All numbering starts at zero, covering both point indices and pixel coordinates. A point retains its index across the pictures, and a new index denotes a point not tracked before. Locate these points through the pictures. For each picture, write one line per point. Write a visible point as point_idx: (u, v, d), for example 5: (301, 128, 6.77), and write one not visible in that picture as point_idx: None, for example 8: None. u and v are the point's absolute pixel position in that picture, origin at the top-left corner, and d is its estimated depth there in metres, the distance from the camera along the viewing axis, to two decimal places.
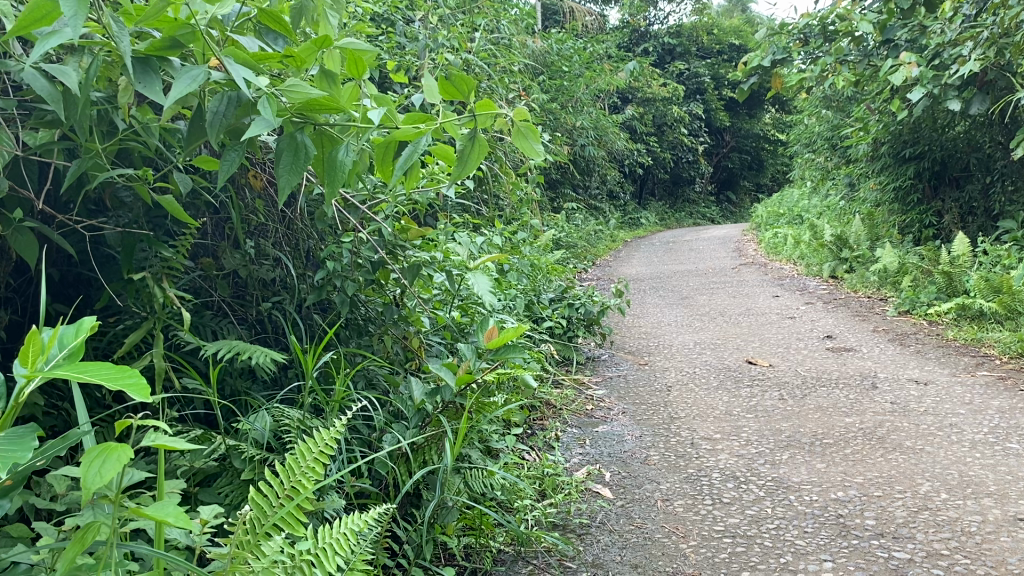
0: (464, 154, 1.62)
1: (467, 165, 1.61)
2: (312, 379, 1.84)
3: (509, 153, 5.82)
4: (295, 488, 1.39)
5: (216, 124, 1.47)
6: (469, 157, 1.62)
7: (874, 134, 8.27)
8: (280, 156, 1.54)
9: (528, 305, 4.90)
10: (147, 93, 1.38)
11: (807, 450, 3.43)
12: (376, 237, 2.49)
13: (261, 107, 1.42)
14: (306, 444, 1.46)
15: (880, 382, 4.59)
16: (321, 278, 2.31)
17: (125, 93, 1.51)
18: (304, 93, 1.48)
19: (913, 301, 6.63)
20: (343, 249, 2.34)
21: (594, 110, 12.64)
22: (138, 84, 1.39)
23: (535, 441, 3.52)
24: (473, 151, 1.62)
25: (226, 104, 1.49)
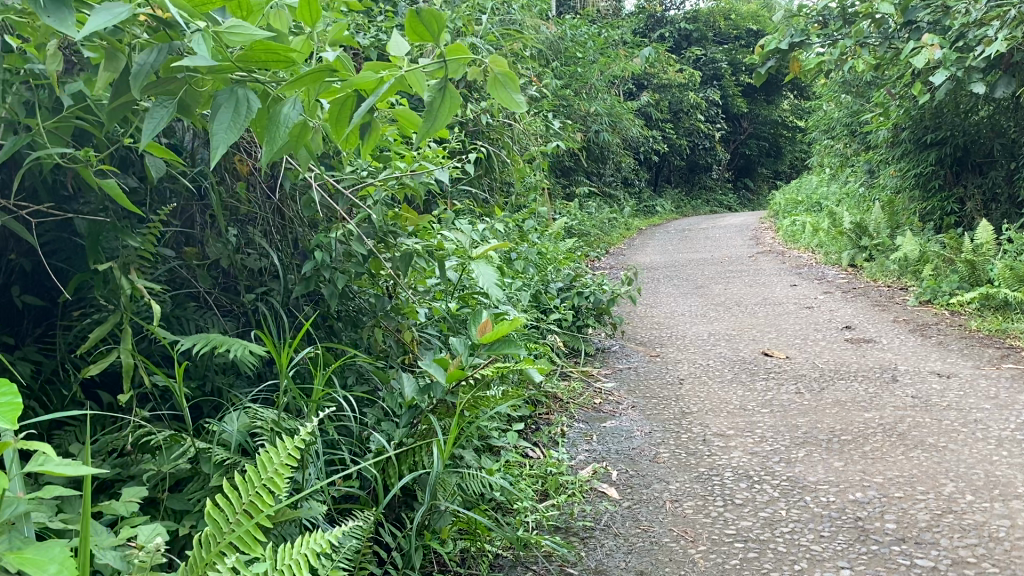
0: (432, 107, 1.36)
1: (435, 122, 1.36)
2: (287, 376, 1.71)
3: (518, 139, 5.68)
4: (253, 503, 1.32)
5: (142, 74, 1.28)
6: (437, 111, 1.36)
7: (894, 119, 8.06)
8: (214, 112, 1.28)
9: (536, 295, 4.76)
10: (57, 28, 1.12)
11: (824, 447, 3.29)
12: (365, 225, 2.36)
13: (196, 46, 1.21)
14: (267, 455, 1.40)
15: (900, 374, 4.42)
16: (308, 268, 2.17)
17: (52, 60, 1.37)
18: (245, 33, 1.28)
19: (934, 290, 6.45)
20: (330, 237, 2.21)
21: (609, 96, 12.44)
22: (47, 17, 1.13)
23: (540, 437, 3.40)
24: (443, 104, 1.37)
25: (158, 55, 1.30)
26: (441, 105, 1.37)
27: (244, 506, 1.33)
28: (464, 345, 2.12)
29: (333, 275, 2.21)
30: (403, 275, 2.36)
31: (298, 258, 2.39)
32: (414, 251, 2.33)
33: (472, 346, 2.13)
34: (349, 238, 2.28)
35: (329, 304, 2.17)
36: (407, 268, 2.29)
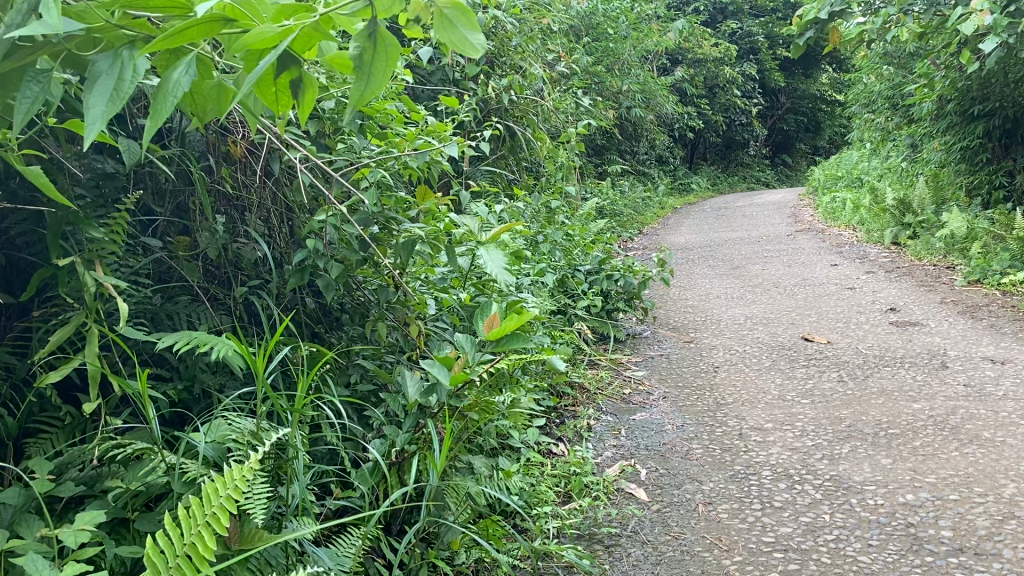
0: (364, 60, 1.04)
1: (373, 81, 1.05)
2: (263, 381, 1.52)
3: (546, 116, 5.47)
4: (196, 547, 1.20)
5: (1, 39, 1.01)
6: (372, 64, 1.04)
7: (939, 90, 7.72)
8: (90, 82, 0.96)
9: (562, 279, 4.56)
10: None
11: (870, 442, 3.06)
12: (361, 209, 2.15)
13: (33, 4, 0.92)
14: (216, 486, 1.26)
15: (951, 360, 4.17)
16: (298, 258, 1.99)
17: None
18: None
19: (983, 269, 6.15)
20: (326, 222, 2.01)
21: (642, 72, 12.10)
22: None
23: (565, 432, 3.21)
24: (377, 57, 1.04)
25: (19, 12, 1.02)
26: (377, 56, 1.04)
27: (185, 550, 1.20)
28: (473, 343, 1.88)
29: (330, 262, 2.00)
30: (406, 264, 2.16)
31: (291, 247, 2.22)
32: (417, 239, 2.12)
33: (481, 344, 1.89)
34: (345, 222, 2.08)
35: (330, 296, 1.96)
36: (409, 256, 2.07)
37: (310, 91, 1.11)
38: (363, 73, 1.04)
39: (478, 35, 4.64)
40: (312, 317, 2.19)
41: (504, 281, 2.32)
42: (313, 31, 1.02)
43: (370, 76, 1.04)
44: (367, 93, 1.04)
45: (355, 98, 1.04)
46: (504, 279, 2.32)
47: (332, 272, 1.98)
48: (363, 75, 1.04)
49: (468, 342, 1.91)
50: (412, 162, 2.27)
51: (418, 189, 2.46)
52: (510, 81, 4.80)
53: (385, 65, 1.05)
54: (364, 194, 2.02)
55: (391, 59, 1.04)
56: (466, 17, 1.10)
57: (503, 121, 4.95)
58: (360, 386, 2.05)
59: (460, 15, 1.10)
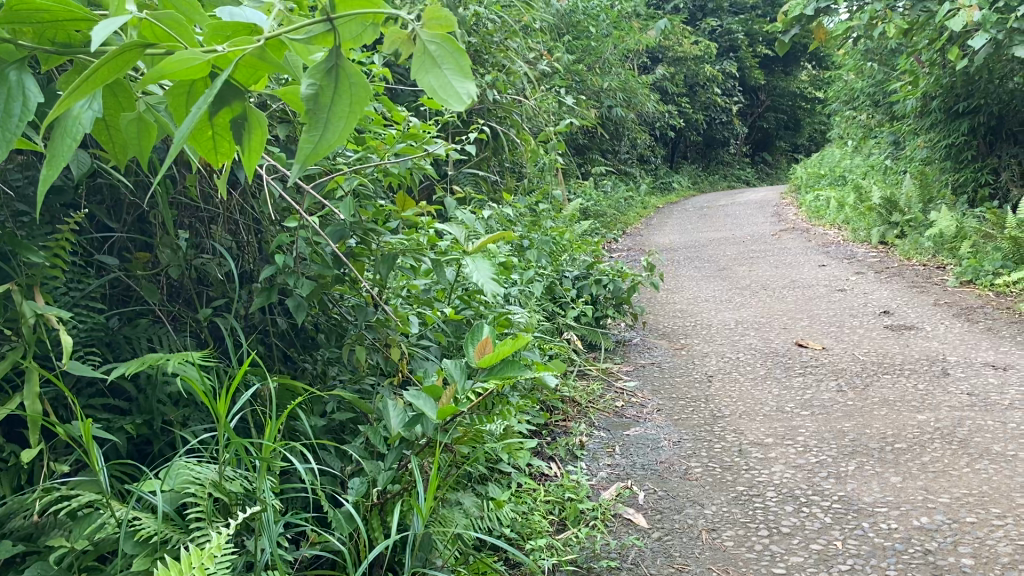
0: (317, 101, 0.68)
1: (329, 131, 0.68)
2: (226, 426, 1.34)
3: (529, 116, 5.29)
4: None
5: None
6: (330, 108, 0.68)
7: (923, 87, 7.61)
8: None
9: (549, 287, 4.39)
10: None
11: (877, 458, 2.92)
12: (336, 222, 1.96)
13: None
14: None
15: (951, 367, 4.04)
16: (265, 275, 1.80)
17: None
18: None
19: (976, 269, 6.04)
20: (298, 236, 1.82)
21: (623, 71, 11.94)
22: None
23: (556, 450, 3.05)
24: (341, 99, 0.69)
25: None
26: (338, 96, 0.68)
27: None
28: (462, 370, 1.69)
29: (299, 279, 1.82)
30: (386, 280, 1.98)
31: (259, 262, 2.05)
32: (397, 252, 1.94)
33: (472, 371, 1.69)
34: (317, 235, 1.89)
35: (301, 315, 1.78)
36: (389, 269, 1.90)
37: (253, 136, 0.80)
38: (313, 117, 0.68)
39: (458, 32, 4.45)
40: (283, 339, 2.02)
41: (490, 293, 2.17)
42: (256, 59, 0.70)
43: (325, 124, 0.68)
44: (317, 146, 0.66)
45: (303, 152, 0.66)
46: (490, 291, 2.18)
47: (302, 291, 1.79)
48: (314, 122, 0.68)
49: (458, 370, 1.71)
50: (391, 168, 2.09)
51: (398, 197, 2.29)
52: (491, 80, 4.62)
53: (346, 113, 0.68)
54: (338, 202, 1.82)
55: (359, 103, 0.69)
56: (456, 55, 0.71)
57: (485, 121, 4.77)
58: (337, 416, 1.90)
59: (452, 50, 0.72)
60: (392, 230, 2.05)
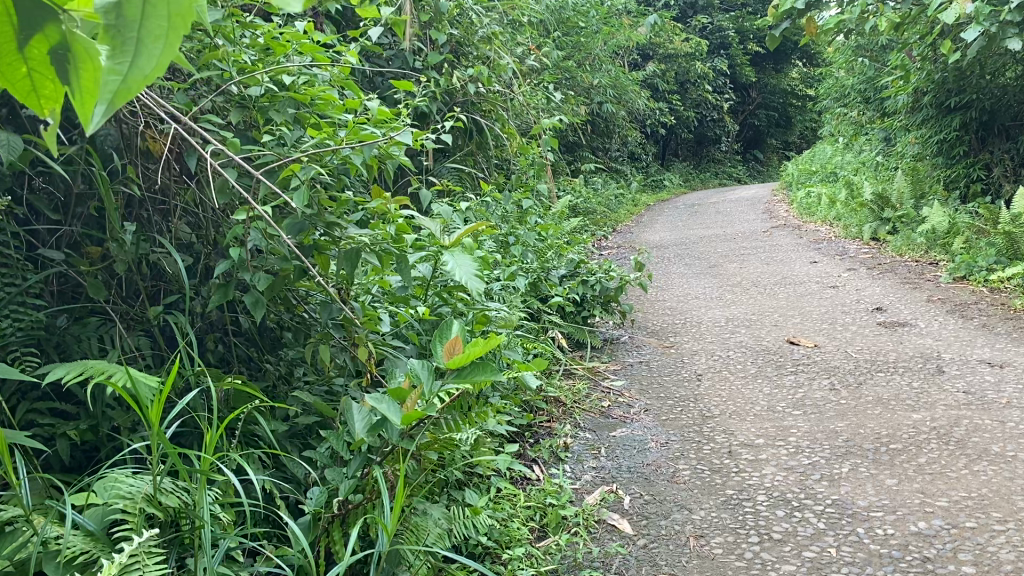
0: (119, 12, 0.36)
1: (139, 56, 0.37)
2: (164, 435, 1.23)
3: (517, 111, 5.17)
4: None
5: None
6: (139, 21, 0.37)
7: (915, 82, 7.52)
8: None
9: (534, 283, 4.27)
10: None
11: (871, 460, 2.81)
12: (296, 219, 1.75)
13: None
14: None
15: (946, 364, 3.93)
16: (218, 272, 1.67)
17: None
18: None
19: (969, 265, 5.95)
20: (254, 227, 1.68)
21: (613, 67, 11.82)
22: None
23: (539, 453, 2.93)
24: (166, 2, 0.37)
25: None
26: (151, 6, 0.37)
27: None
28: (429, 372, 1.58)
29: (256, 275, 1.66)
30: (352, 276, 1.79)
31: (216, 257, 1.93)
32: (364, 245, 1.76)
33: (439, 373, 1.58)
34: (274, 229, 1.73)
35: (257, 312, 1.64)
36: (355, 266, 1.73)
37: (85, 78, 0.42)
38: (114, 37, 0.37)
39: (441, 23, 4.32)
40: (243, 339, 1.90)
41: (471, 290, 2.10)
42: None
43: (134, 46, 0.37)
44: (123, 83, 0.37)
45: (99, 96, 0.37)
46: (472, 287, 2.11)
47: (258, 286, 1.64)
48: (122, 43, 0.37)
49: (424, 371, 1.60)
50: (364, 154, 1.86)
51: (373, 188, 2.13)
52: (475, 73, 4.50)
53: (171, 27, 0.37)
54: (296, 194, 1.65)
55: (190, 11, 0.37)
56: None
57: (469, 114, 4.64)
58: (299, 420, 1.79)
59: None
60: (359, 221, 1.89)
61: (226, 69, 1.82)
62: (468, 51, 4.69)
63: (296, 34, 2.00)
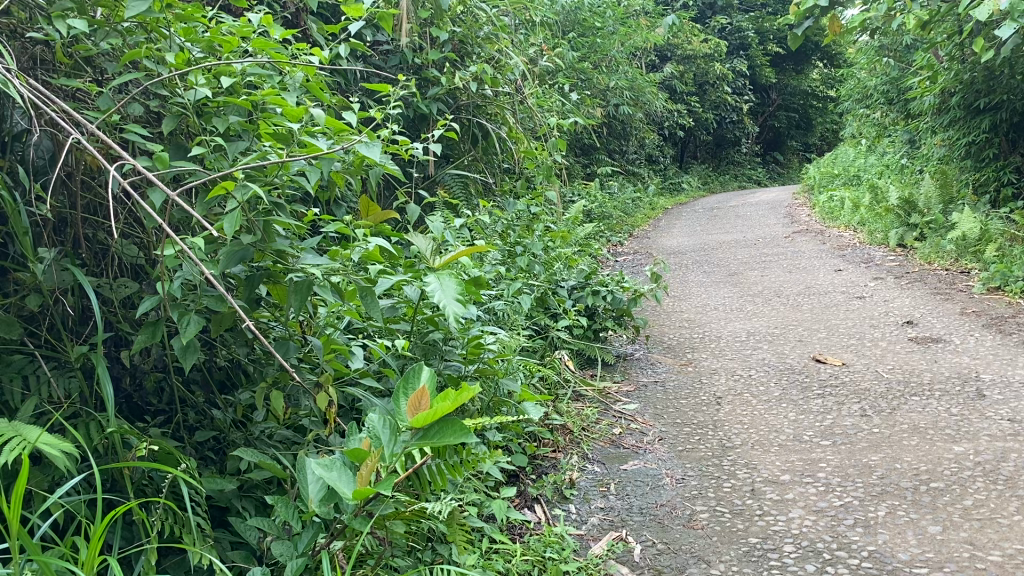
0: None
1: None
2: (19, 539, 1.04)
3: (526, 115, 4.89)
4: None
5: None
6: None
7: (942, 83, 7.20)
8: None
9: (541, 298, 4.00)
10: None
11: (911, 502, 2.53)
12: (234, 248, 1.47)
13: None
14: None
15: (987, 387, 3.63)
16: (141, 309, 1.42)
17: None
18: None
19: (1005, 275, 5.62)
20: (181, 256, 1.43)
21: (630, 68, 11.51)
22: None
23: (542, 490, 2.67)
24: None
25: None
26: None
27: None
28: (391, 431, 1.33)
29: (186, 316, 1.42)
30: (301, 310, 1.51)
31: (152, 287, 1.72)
32: (316, 277, 1.52)
33: (402, 432, 1.33)
34: (209, 259, 1.47)
35: (189, 359, 1.43)
36: (303, 302, 1.49)
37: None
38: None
39: (442, 21, 4.07)
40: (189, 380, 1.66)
41: (452, 316, 1.92)
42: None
43: None
44: None
45: None
46: (453, 313, 1.94)
47: (187, 329, 1.40)
48: None
49: (386, 428, 1.34)
50: (318, 171, 1.57)
51: (361, 203, 2.21)
52: (478, 74, 4.22)
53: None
54: (225, 220, 1.37)
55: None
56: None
57: (474, 118, 4.37)
58: (250, 476, 1.55)
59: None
60: (315, 247, 1.63)
61: (151, 68, 1.59)
62: (472, 50, 4.41)
63: (245, 28, 1.74)
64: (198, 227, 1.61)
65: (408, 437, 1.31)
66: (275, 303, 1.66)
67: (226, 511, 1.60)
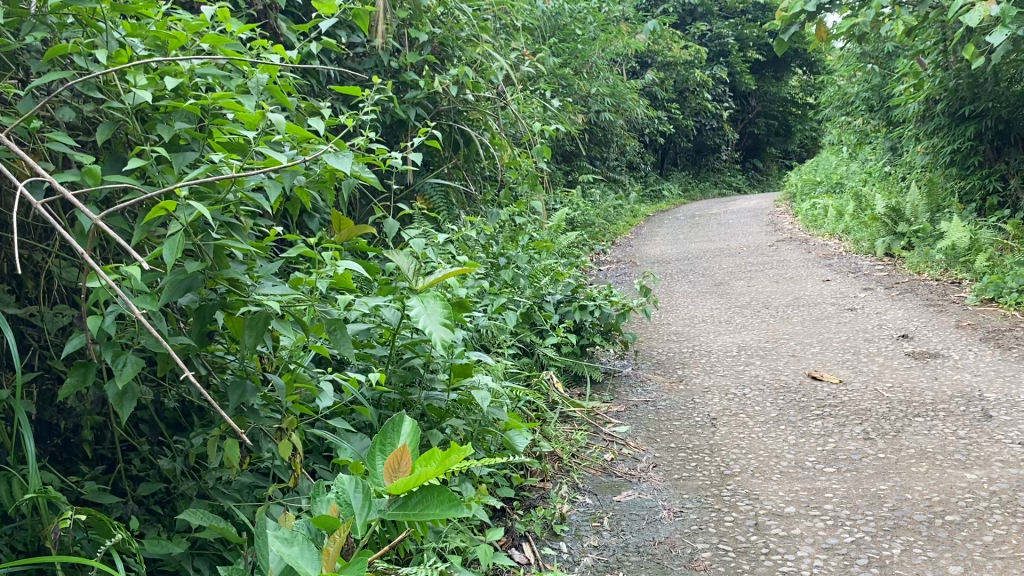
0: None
1: None
2: None
3: (508, 121, 4.70)
4: None
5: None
6: None
7: (927, 90, 7.08)
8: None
9: (526, 314, 3.81)
10: None
11: (927, 538, 2.35)
12: (177, 279, 1.28)
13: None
14: None
15: (993, 407, 3.47)
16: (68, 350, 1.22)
17: None
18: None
19: (998, 286, 5.49)
20: (116, 285, 1.22)
21: (611, 75, 11.35)
22: None
23: (531, 527, 2.48)
24: None
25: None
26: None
27: None
28: (364, 498, 1.22)
29: (122, 355, 1.23)
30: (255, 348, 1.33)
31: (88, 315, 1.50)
32: (274, 310, 1.34)
33: (376, 499, 1.23)
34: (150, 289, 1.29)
35: (125, 407, 1.24)
36: (258, 339, 1.31)
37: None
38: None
39: (420, 22, 3.87)
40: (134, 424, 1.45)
41: (438, 342, 1.73)
42: None
43: None
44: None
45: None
46: (439, 339, 1.75)
47: (123, 371, 1.21)
48: None
49: (357, 494, 1.23)
50: (273, 188, 1.38)
51: (334, 217, 2.05)
52: (459, 77, 4.03)
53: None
54: (166, 246, 1.19)
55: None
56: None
57: (456, 124, 4.18)
58: (199, 538, 1.36)
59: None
60: (273, 274, 1.45)
61: (82, 65, 1.40)
62: (453, 53, 4.20)
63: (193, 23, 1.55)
64: (138, 250, 1.41)
65: (385, 504, 1.22)
66: (229, 337, 1.48)
67: (176, 574, 1.41)
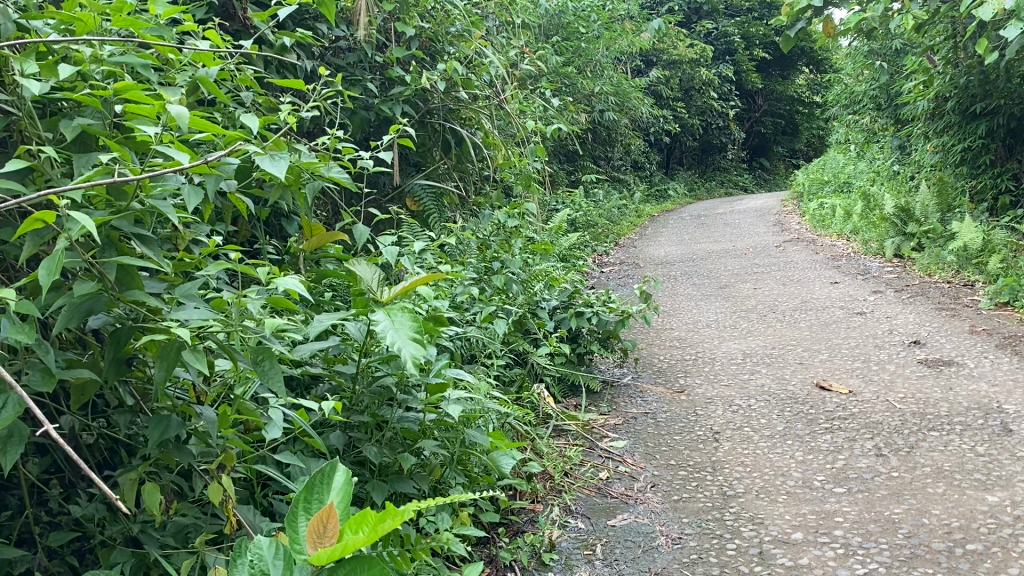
0: None
1: None
2: None
3: (503, 120, 4.51)
4: None
5: None
6: None
7: (936, 86, 6.87)
8: None
9: (519, 322, 3.62)
10: None
11: (946, 570, 2.16)
12: (70, 303, 1.18)
13: None
14: None
15: (1013, 421, 3.27)
16: None
17: None
18: None
19: (1013, 289, 5.27)
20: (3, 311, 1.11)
21: (615, 74, 11.15)
22: None
23: (518, 555, 2.30)
24: None
25: None
26: None
27: None
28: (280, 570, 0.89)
29: (3, 394, 1.10)
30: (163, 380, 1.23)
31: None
32: (185, 340, 1.24)
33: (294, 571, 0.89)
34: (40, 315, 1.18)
35: (11, 453, 1.15)
36: (169, 371, 1.21)
37: None
38: None
39: (406, 15, 3.70)
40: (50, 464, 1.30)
41: (406, 359, 1.55)
42: None
43: None
44: None
45: None
46: (407, 355, 1.57)
47: (2, 413, 1.06)
48: None
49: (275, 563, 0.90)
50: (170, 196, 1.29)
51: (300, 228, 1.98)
52: (449, 73, 3.84)
53: None
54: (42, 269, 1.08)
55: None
56: None
57: (446, 123, 4.00)
58: None
59: None
60: (192, 295, 1.35)
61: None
62: (443, 48, 4.02)
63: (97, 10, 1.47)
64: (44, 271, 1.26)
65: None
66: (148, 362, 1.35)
67: None
